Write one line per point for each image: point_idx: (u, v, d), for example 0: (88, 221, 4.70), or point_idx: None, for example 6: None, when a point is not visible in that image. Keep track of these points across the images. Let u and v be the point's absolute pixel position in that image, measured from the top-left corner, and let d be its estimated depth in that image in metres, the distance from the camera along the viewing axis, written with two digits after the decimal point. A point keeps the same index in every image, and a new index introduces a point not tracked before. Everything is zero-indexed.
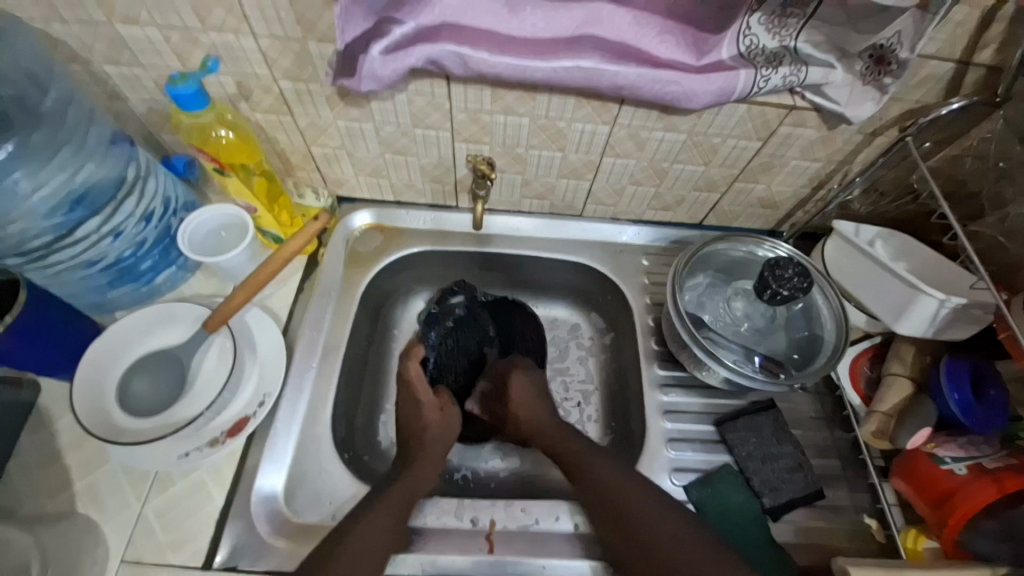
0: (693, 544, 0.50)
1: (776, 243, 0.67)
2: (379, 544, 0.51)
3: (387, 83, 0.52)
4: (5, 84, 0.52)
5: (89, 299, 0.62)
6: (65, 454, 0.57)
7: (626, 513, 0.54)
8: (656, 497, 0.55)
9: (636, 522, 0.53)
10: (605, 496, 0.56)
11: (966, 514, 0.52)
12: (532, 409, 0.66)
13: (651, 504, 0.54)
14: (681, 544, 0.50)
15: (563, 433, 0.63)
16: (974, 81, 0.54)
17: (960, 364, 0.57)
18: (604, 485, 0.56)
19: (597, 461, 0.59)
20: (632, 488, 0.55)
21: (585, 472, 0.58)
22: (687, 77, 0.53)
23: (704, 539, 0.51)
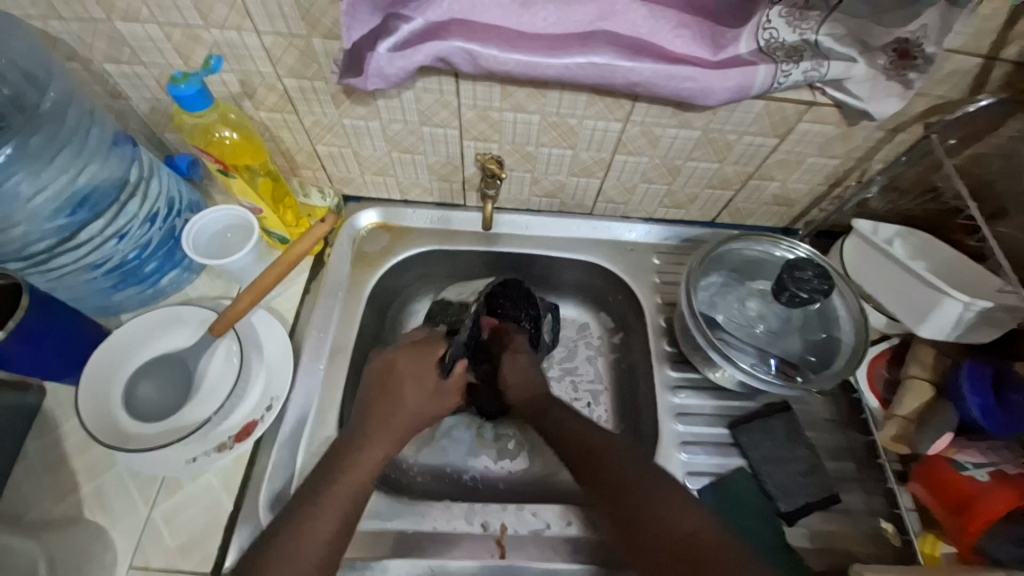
0: (670, 496, 0.51)
1: (793, 243, 0.66)
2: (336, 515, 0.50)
3: (394, 81, 0.51)
4: None
5: (93, 302, 0.61)
6: (72, 459, 0.56)
7: (598, 474, 0.54)
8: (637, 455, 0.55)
9: (610, 479, 0.53)
10: (583, 457, 0.56)
11: (987, 521, 0.51)
12: (527, 376, 0.65)
13: (629, 466, 0.54)
14: (660, 497, 0.51)
15: (559, 401, 0.63)
16: (1001, 76, 0.52)
17: (982, 368, 0.56)
18: (583, 447, 0.57)
19: (578, 423, 0.59)
20: (610, 448, 0.55)
21: (568, 424, 0.59)
22: (704, 73, 0.51)
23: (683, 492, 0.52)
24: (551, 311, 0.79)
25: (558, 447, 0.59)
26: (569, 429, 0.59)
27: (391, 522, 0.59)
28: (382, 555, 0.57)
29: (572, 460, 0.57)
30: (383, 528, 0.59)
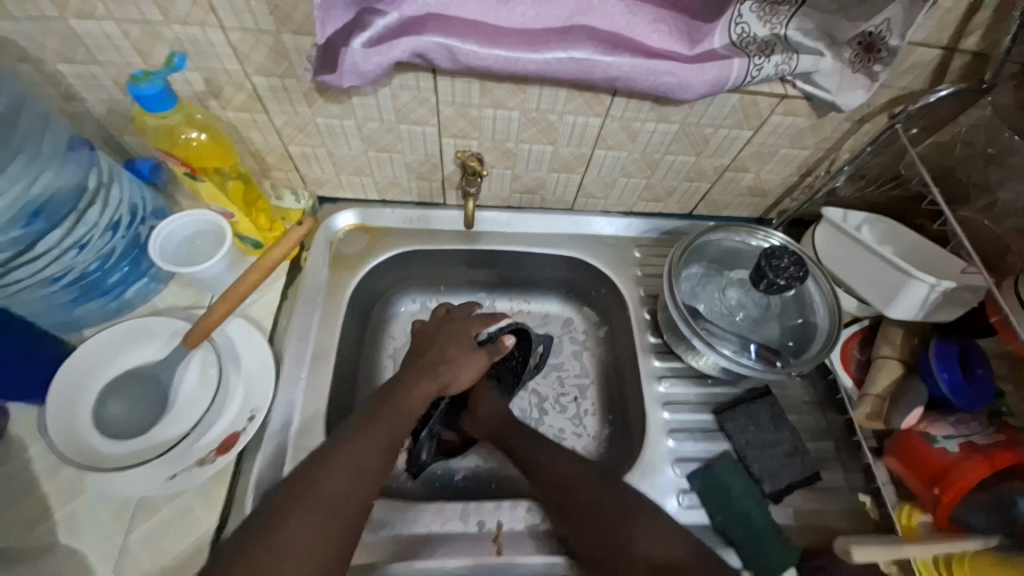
0: (645, 520, 0.52)
1: (768, 232, 0.68)
2: (342, 512, 0.48)
3: (370, 78, 0.49)
4: None
5: (51, 319, 0.57)
6: (42, 484, 0.53)
7: (571, 501, 0.55)
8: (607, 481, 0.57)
9: (579, 501, 0.55)
10: (557, 489, 0.57)
11: (962, 490, 0.53)
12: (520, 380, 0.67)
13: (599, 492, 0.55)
14: (634, 522, 0.52)
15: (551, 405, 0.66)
16: (960, 67, 0.55)
17: (949, 346, 0.58)
18: (556, 480, 0.58)
19: (551, 455, 0.60)
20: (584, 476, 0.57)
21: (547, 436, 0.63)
22: (682, 68, 0.51)
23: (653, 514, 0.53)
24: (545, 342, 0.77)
25: (531, 480, 0.60)
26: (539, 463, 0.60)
27: (384, 529, 0.58)
28: (377, 563, 0.55)
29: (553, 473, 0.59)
30: (376, 537, 0.57)
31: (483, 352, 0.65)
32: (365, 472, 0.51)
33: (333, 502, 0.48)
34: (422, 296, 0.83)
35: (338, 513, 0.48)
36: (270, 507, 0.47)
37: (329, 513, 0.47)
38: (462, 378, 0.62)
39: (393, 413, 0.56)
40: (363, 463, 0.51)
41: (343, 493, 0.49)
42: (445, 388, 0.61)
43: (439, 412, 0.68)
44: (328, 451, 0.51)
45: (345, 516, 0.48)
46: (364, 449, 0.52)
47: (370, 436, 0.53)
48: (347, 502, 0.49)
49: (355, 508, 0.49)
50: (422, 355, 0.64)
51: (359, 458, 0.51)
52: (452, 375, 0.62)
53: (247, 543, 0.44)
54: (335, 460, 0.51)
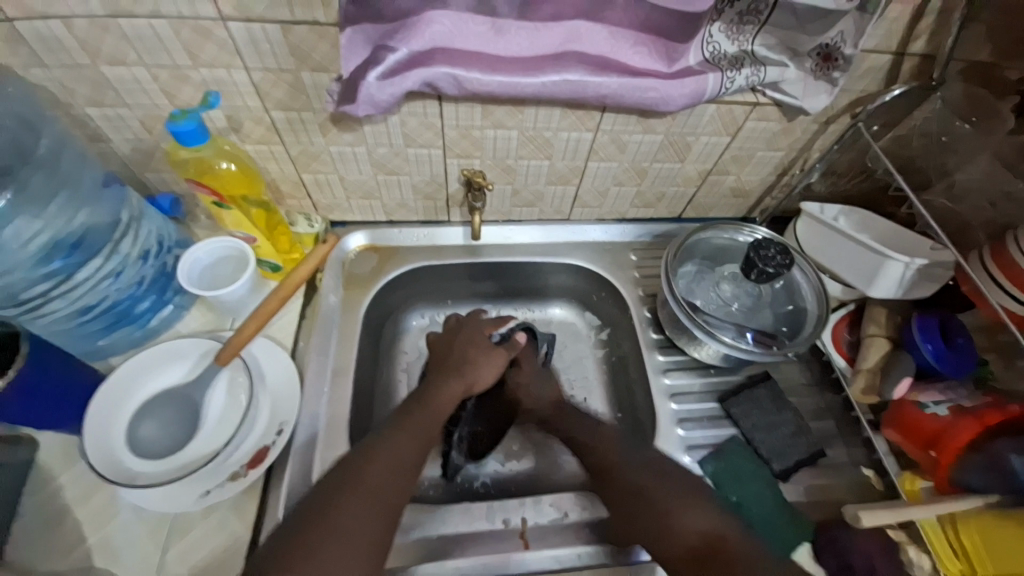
0: (680, 503, 0.52)
1: (754, 228, 0.73)
2: (391, 489, 0.51)
3: (383, 107, 0.54)
4: None
5: (79, 346, 0.59)
6: (74, 510, 0.54)
7: (610, 478, 0.58)
8: (642, 460, 0.58)
9: (620, 479, 0.57)
10: (598, 468, 0.59)
11: (954, 452, 0.57)
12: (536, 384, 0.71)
13: (639, 472, 0.56)
14: (666, 498, 0.53)
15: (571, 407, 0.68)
16: (911, 68, 0.62)
17: (929, 318, 0.64)
18: (598, 460, 0.60)
19: (591, 436, 0.63)
20: (624, 459, 0.58)
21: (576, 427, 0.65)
22: (663, 83, 0.57)
23: (687, 488, 0.54)
24: (547, 341, 0.80)
25: (578, 457, 0.63)
26: (586, 438, 0.63)
27: (413, 532, 0.60)
28: (409, 565, 0.57)
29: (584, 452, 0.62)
30: (406, 540, 0.59)
31: (501, 350, 0.69)
32: (408, 457, 0.54)
33: (379, 489, 0.51)
34: (431, 311, 0.86)
35: (383, 500, 0.50)
36: (325, 488, 0.50)
37: (377, 498, 0.50)
38: (484, 376, 0.66)
39: (426, 415, 0.60)
40: (405, 450, 0.55)
41: (391, 473, 0.52)
42: (470, 389, 0.65)
43: (466, 415, 0.70)
44: (370, 443, 0.54)
45: (390, 503, 0.50)
46: (403, 442, 0.55)
47: (407, 431, 0.57)
48: (392, 489, 0.51)
49: (398, 496, 0.51)
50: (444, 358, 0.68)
51: (401, 443, 0.55)
52: (475, 375, 0.66)
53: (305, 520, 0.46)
54: (377, 450, 0.54)
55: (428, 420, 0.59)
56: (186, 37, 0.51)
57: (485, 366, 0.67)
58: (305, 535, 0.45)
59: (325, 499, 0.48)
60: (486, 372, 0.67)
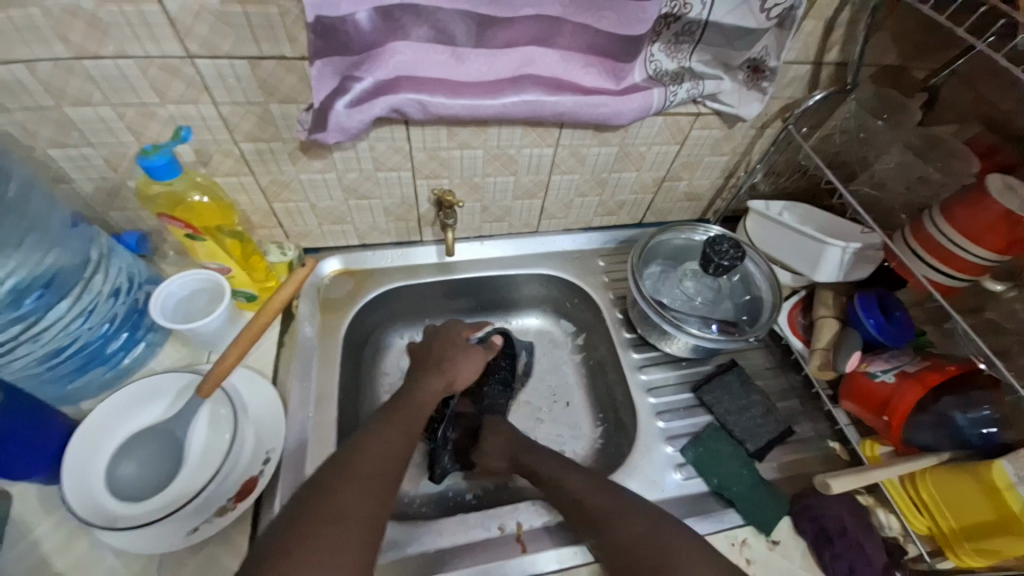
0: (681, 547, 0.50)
1: (708, 226, 0.79)
2: (385, 473, 0.52)
3: (354, 133, 0.57)
4: None
5: (49, 391, 0.57)
6: (52, 562, 0.52)
7: (603, 528, 0.54)
8: (645, 511, 0.54)
9: (616, 537, 0.52)
10: (586, 520, 0.56)
11: (905, 414, 0.61)
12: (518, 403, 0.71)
13: (640, 523, 0.53)
14: (668, 548, 0.49)
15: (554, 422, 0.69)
16: (828, 75, 0.69)
17: (869, 295, 0.71)
18: (585, 513, 0.56)
19: (577, 484, 0.60)
20: (608, 512, 0.55)
21: (548, 476, 0.63)
22: (613, 100, 0.62)
23: (692, 544, 0.50)
24: (525, 349, 0.85)
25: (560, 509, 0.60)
26: (561, 490, 0.60)
27: (409, 548, 0.60)
28: None
29: (561, 500, 0.59)
30: (402, 557, 0.59)
31: (479, 349, 0.73)
32: (397, 442, 0.56)
33: (373, 474, 0.51)
34: (410, 331, 0.88)
35: (377, 483, 0.51)
36: (324, 475, 0.50)
37: (369, 483, 0.51)
38: (464, 372, 0.69)
39: (408, 410, 0.61)
40: (393, 443, 0.56)
41: (383, 459, 0.54)
42: (451, 385, 0.68)
43: (450, 413, 0.73)
44: (358, 437, 0.56)
45: (383, 488, 0.51)
46: (390, 433, 0.57)
47: (393, 424, 0.58)
48: (384, 475, 0.52)
49: (390, 482, 0.52)
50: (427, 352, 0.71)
51: (386, 435, 0.56)
52: (455, 370, 0.68)
53: (303, 507, 0.46)
54: (365, 442, 0.55)
55: (411, 418, 0.61)
56: (152, 76, 0.52)
57: (468, 369, 0.70)
58: (307, 520, 0.45)
59: (322, 487, 0.49)
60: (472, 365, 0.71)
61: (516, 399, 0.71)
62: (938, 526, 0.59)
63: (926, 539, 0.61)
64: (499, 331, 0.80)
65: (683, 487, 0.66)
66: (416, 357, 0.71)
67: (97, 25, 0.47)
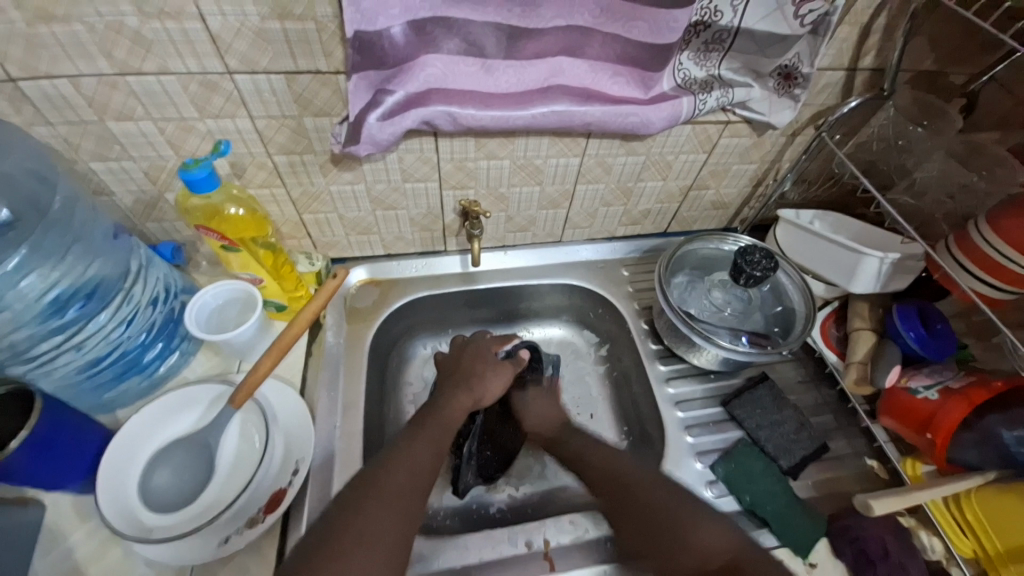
0: (699, 516, 0.51)
1: (738, 236, 0.77)
2: (411, 490, 0.52)
3: (385, 145, 0.57)
4: (12, 189, 0.53)
5: (89, 399, 0.59)
6: (86, 568, 0.53)
7: (626, 496, 0.56)
8: (662, 480, 0.57)
9: (639, 500, 0.55)
10: (613, 487, 0.58)
11: (950, 432, 0.59)
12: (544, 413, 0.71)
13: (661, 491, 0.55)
14: (689, 516, 0.52)
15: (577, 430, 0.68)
16: (862, 82, 0.68)
17: (908, 306, 0.68)
18: (613, 477, 0.59)
19: (610, 459, 0.61)
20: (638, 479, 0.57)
21: (582, 451, 0.64)
22: (642, 109, 0.62)
23: (710, 513, 0.52)
24: (554, 365, 0.83)
25: (591, 484, 0.61)
26: (597, 463, 0.61)
27: (435, 563, 0.59)
28: None
29: (589, 474, 0.61)
30: (428, 571, 0.59)
31: (508, 364, 0.71)
32: (424, 459, 0.56)
33: (399, 491, 0.51)
34: (433, 340, 0.88)
35: (402, 502, 0.50)
36: (349, 494, 0.50)
37: (394, 504, 0.50)
38: (492, 389, 0.68)
39: (435, 422, 0.61)
40: (419, 460, 0.55)
41: (409, 477, 0.53)
42: (479, 403, 0.67)
43: (475, 428, 0.71)
44: (386, 453, 0.55)
45: (408, 509, 0.50)
46: (417, 450, 0.56)
47: (421, 439, 0.58)
48: (411, 493, 0.51)
49: (416, 500, 0.52)
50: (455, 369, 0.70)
51: (412, 452, 0.56)
52: (483, 388, 0.68)
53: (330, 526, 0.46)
54: (393, 459, 0.54)
55: (437, 432, 0.60)
56: (193, 91, 0.54)
57: (495, 383, 0.69)
58: (333, 542, 0.45)
59: (348, 506, 0.49)
60: (500, 378, 0.69)
61: (536, 405, 0.71)
62: (983, 548, 0.56)
63: (970, 562, 0.57)
64: (528, 346, 0.78)
65: (716, 505, 0.64)
66: (444, 367, 0.71)
67: (142, 43, 0.49)
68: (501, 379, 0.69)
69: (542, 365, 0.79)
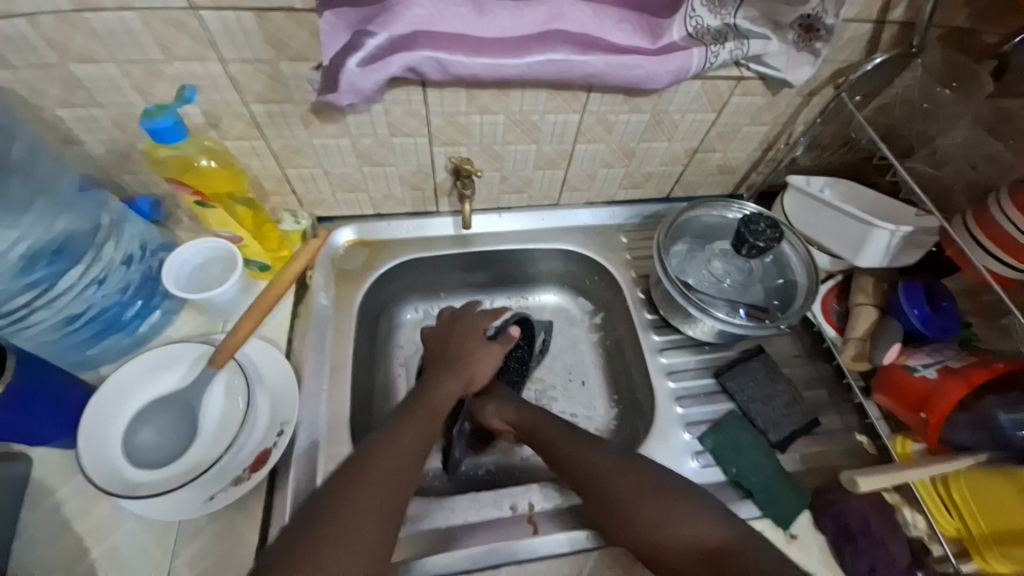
0: (685, 510, 0.52)
1: (743, 204, 0.74)
2: (399, 480, 0.52)
3: (367, 95, 0.53)
4: None
5: (69, 358, 0.58)
6: (76, 521, 0.54)
7: (609, 498, 0.55)
8: (642, 474, 0.56)
9: (622, 500, 0.54)
10: (595, 491, 0.56)
11: (944, 413, 0.57)
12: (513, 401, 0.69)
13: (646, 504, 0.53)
14: (677, 509, 0.52)
15: (548, 423, 0.65)
16: (890, 37, 0.62)
17: (915, 283, 0.65)
18: (592, 481, 0.57)
19: (586, 454, 0.59)
20: (619, 476, 0.56)
21: (554, 448, 0.62)
22: (648, 61, 0.57)
23: (698, 504, 0.52)
24: (546, 330, 0.82)
25: (567, 480, 0.59)
26: (573, 461, 0.59)
27: (423, 525, 0.60)
28: (419, 555, 0.57)
29: (564, 469, 0.60)
30: (415, 531, 0.60)
31: (497, 345, 0.71)
32: (411, 445, 0.56)
33: (382, 486, 0.50)
34: (425, 304, 0.86)
35: (389, 493, 0.50)
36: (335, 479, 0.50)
37: (380, 492, 0.50)
38: (481, 370, 0.68)
39: (422, 410, 0.61)
40: (406, 447, 0.55)
41: (394, 464, 0.53)
42: (468, 384, 0.67)
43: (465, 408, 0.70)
44: (371, 443, 0.55)
45: (394, 496, 0.51)
46: (403, 440, 0.56)
47: (408, 428, 0.57)
48: (396, 483, 0.52)
49: (402, 489, 0.52)
50: (441, 354, 0.69)
51: (397, 440, 0.55)
52: (471, 370, 0.67)
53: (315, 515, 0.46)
54: (377, 451, 0.54)
55: (426, 418, 0.60)
56: (156, 30, 0.49)
57: (481, 361, 0.69)
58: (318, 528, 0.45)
59: (333, 496, 0.48)
60: (489, 359, 0.69)
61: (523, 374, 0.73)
62: (968, 529, 0.57)
63: (952, 541, 0.58)
64: (522, 318, 0.77)
65: (701, 475, 0.64)
66: (433, 347, 0.71)
67: None
68: (488, 358, 0.69)
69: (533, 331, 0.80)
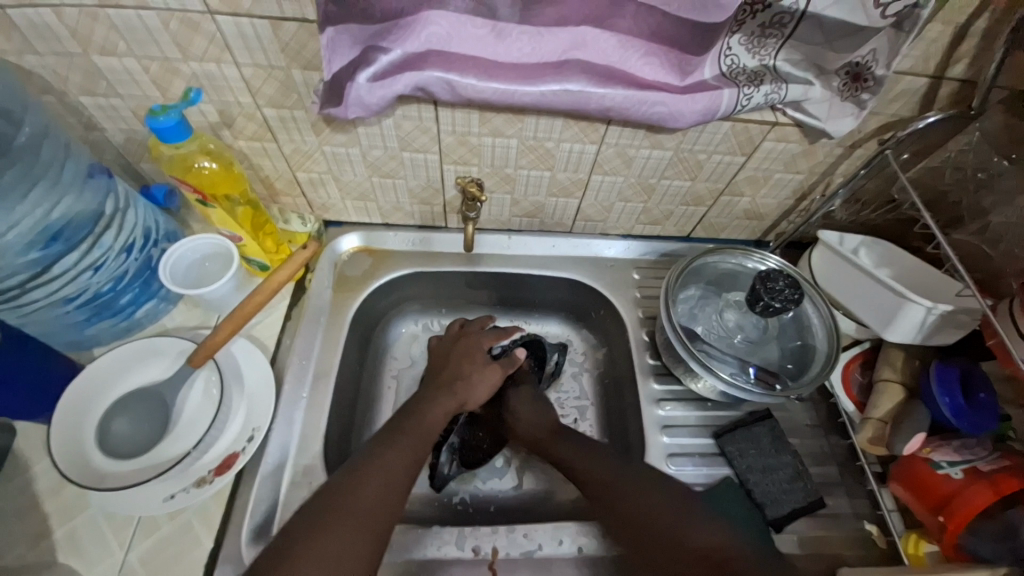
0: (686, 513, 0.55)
1: (765, 255, 0.69)
2: (381, 507, 0.51)
3: (374, 110, 0.52)
4: None
5: (69, 336, 0.60)
6: (44, 501, 0.54)
7: (616, 503, 0.58)
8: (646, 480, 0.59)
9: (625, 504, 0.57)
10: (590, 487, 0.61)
11: (966, 518, 0.52)
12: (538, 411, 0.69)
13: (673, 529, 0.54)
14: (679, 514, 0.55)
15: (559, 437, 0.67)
16: (948, 94, 0.57)
17: (949, 368, 0.59)
18: (593, 477, 0.61)
19: (593, 456, 0.63)
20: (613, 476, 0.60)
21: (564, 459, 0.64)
22: (672, 97, 0.53)
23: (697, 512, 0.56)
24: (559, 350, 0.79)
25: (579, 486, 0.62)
26: (578, 458, 0.63)
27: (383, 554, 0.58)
28: None
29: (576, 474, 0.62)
30: None
31: (497, 365, 0.68)
32: (398, 469, 0.54)
33: (367, 512, 0.50)
34: (425, 319, 0.84)
35: (371, 521, 0.50)
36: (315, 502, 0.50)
37: (360, 521, 0.49)
38: (477, 395, 0.66)
39: (415, 429, 0.59)
40: (395, 470, 0.54)
41: (374, 486, 0.52)
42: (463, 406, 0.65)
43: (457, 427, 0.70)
44: (357, 469, 0.54)
45: (377, 522, 0.50)
46: (392, 458, 0.55)
47: (398, 448, 0.56)
48: (381, 509, 0.51)
49: (387, 514, 0.51)
50: (439, 371, 0.68)
51: (384, 464, 0.54)
52: (468, 392, 0.65)
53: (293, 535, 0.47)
54: (365, 471, 0.53)
55: (417, 442, 0.58)
56: (174, 28, 0.50)
57: (479, 386, 0.66)
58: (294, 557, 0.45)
59: (312, 523, 0.48)
60: (488, 382, 0.67)
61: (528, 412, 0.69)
62: None
63: None
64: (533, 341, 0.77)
65: None
66: (433, 364, 0.69)
67: None
68: (489, 381, 0.67)
69: (544, 351, 0.77)
